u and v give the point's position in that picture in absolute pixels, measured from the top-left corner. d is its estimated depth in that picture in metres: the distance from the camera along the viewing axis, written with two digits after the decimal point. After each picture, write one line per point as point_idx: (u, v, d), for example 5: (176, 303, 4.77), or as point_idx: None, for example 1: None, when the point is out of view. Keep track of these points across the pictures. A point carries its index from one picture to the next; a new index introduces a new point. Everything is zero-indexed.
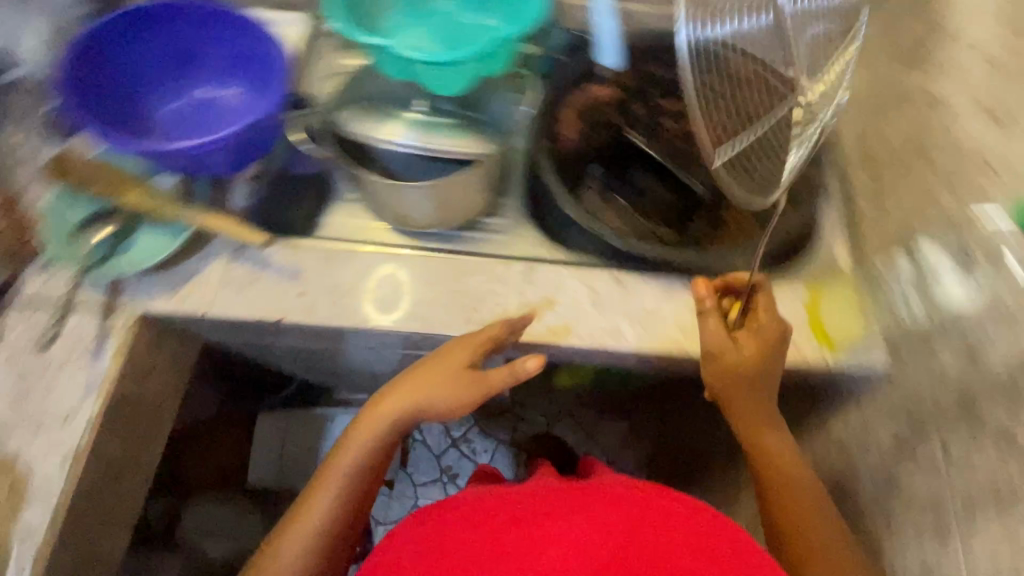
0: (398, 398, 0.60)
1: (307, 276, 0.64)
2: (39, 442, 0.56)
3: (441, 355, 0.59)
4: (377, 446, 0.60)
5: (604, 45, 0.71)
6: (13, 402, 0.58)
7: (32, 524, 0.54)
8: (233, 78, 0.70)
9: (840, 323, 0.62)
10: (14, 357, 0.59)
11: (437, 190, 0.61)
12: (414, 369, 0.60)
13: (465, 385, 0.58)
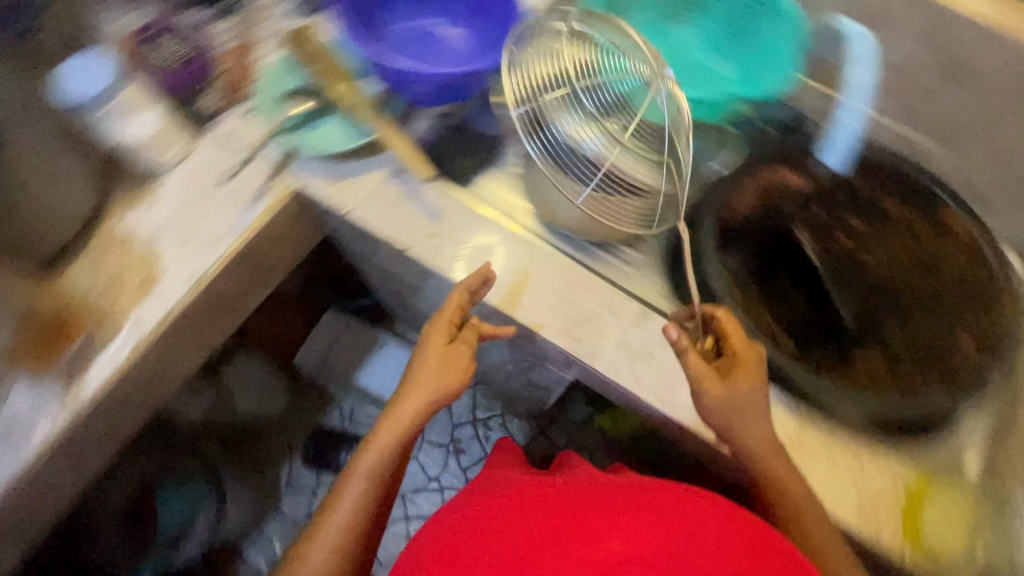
0: (408, 401, 0.63)
1: (445, 221, 0.67)
2: (180, 253, 0.64)
3: (431, 336, 0.64)
4: (398, 442, 0.63)
5: (837, 144, 0.71)
6: (176, 212, 0.66)
7: (147, 316, 0.61)
8: (466, 23, 0.75)
9: (937, 528, 0.56)
10: (192, 177, 0.67)
11: (595, 202, 0.62)
12: (415, 366, 0.64)
13: (459, 353, 0.64)
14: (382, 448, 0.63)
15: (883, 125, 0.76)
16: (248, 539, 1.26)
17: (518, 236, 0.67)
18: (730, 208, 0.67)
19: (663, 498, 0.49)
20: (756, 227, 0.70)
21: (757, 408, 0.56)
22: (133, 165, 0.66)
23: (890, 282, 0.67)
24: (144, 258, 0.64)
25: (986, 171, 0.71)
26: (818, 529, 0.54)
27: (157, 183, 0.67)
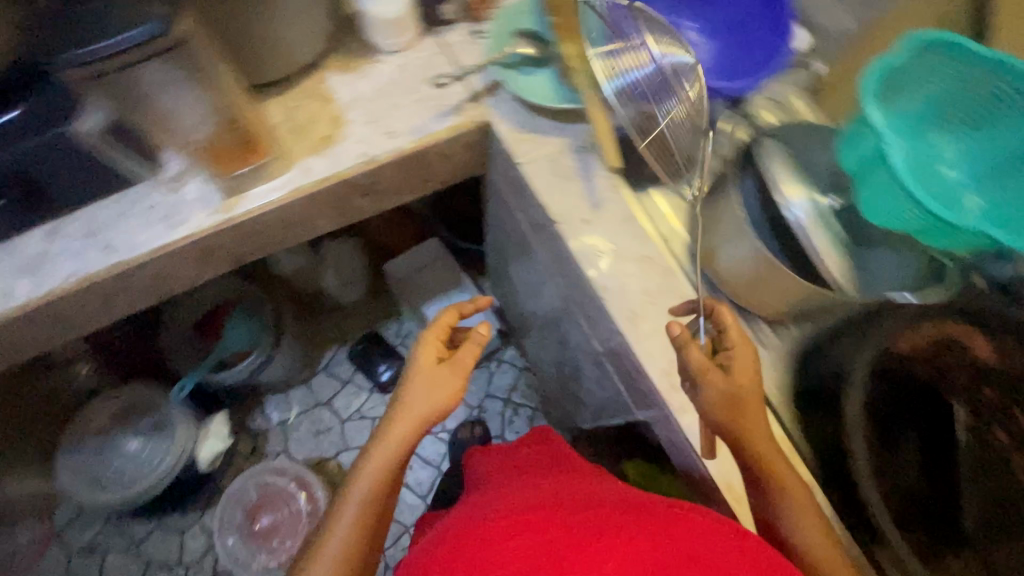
0: (393, 425, 0.65)
1: (605, 214, 0.65)
2: (363, 128, 0.67)
3: (420, 358, 0.68)
4: (393, 463, 0.65)
5: None
6: (375, 92, 0.69)
7: (313, 170, 0.65)
8: (719, 35, 0.68)
9: None
10: (403, 70, 0.70)
11: (766, 269, 0.56)
12: (403, 387, 0.67)
13: (446, 369, 0.67)
14: (374, 471, 0.64)
15: None
16: (276, 393, 1.37)
17: (666, 262, 0.64)
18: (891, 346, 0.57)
19: (671, 516, 0.52)
20: (903, 377, 0.58)
21: (756, 405, 0.55)
22: (363, 35, 0.70)
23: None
24: (335, 119, 0.67)
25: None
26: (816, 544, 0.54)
27: (374, 60, 0.70)
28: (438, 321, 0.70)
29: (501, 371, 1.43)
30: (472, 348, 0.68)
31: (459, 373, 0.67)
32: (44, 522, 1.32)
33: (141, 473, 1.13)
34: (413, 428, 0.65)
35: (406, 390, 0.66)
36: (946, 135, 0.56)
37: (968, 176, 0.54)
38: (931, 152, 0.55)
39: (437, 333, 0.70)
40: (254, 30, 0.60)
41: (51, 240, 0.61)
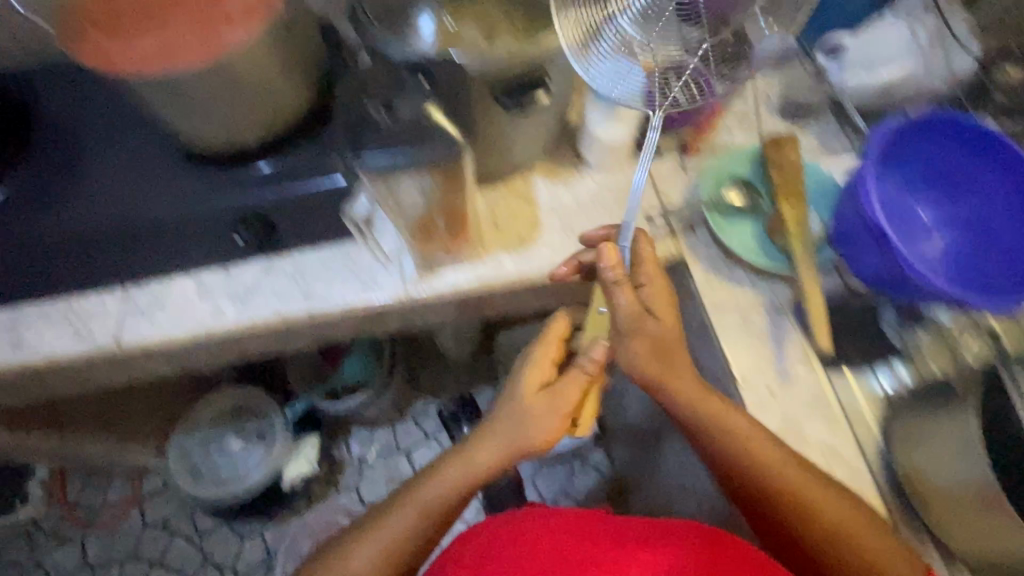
0: (483, 453, 0.63)
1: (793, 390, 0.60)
2: (557, 237, 0.68)
3: (526, 388, 0.63)
4: (473, 474, 0.63)
5: None
6: (576, 203, 0.70)
7: (502, 267, 0.67)
8: (956, 242, 0.63)
9: None
10: (605, 188, 0.71)
11: None
12: (502, 413, 0.64)
13: (551, 406, 0.62)
14: (449, 475, 0.63)
15: None
16: (362, 429, 1.39)
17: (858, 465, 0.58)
18: None
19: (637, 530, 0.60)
20: None
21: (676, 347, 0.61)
22: (574, 149, 0.72)
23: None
24: (532, 221, 0.69)
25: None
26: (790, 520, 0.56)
27: (579, 173, 0.72)
28: (551, 330, 0.65)
29: (585, 473, 1.35)
30: (581, 381, 0.62)
31: (566, 408, 0.62)
32: (133, 485, 1.41)
33: (234, 475, 1.18)
34: (499, 462, 0.63)
35: (504, 401, 0.64)
36: None
37: None
38: None
39: (547, 351, 0.64)
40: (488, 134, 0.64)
41: (265, 274, 0.67)
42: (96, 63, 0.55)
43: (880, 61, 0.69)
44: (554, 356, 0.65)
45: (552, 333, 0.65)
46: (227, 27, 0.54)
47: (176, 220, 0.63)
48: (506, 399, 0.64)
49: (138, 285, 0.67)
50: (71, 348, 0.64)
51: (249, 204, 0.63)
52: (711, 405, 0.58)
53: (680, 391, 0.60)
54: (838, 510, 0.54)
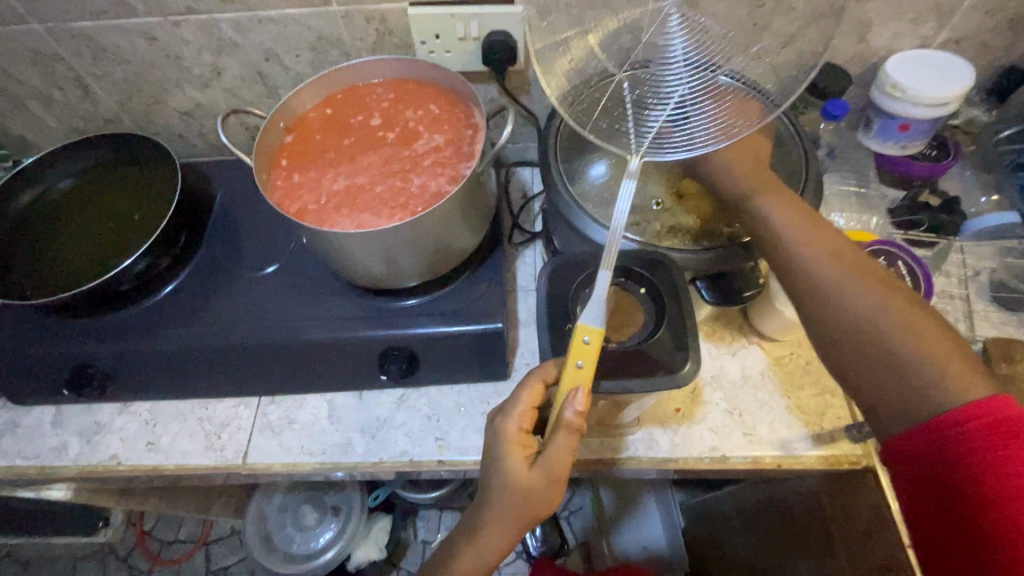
0: (495, 531, 0.55)
1: None
2: (722, 417, 0.60)
3: (510, 466, 0.52)
4: (478, 564, 0.56)
5: None
6: (742, 379, 0.62)
7: (655, 443, 0.59)
8: None
9: None
10: (777, 365, 0.63)
11: None
12: (488, 500, 0.54)
13: (545, 478, 0.52)
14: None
15: None
16: (434, 511, 1.33)
17: None
18: None
19: None
20: None
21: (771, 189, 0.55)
22: (745, 312, 0.65)
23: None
24: (693, 392, 0.62)
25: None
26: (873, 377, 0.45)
27: (749, 340, 0.65)
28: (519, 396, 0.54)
29: None
30: (568, 447, 0.51)
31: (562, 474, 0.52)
32: (204, 527, 1.42)
33: (311, 550, 1.16)
34: (519, 531, 0.55)
35: (490, 484, 0.54)
36: None
37: None
38: None
39: (520, 422, 0.54)
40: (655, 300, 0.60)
41: (398, 406, 0.64)
42: (290, 210, 0.54)
43: None
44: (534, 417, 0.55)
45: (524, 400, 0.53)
46: (428, 173, 0.55)
47: (322, 344, 0.60)
48: (491, 482, 0.53)
49: (273, 399, 0.66)
50: (206, 461, 0.63)
51: (396, 337, 0.60)
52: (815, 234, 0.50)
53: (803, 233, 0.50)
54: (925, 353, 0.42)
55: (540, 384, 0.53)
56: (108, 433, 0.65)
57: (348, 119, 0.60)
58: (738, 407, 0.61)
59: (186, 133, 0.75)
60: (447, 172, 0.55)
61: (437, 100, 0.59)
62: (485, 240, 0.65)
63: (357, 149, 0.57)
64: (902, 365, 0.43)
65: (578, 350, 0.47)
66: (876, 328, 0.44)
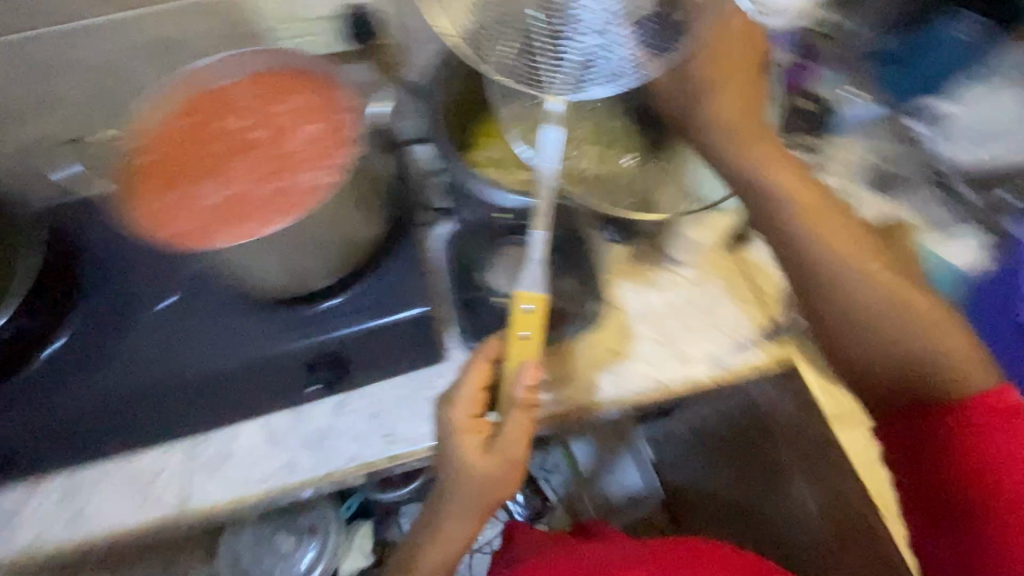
0: (455, 519, 0.56)
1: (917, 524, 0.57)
2: (655, 349, 0.62)
3: (465, 452, 0.54)
4: (450, 545, 0.56)
5: None
6: (666, 309, 0.64)
7: (599, 389, 0.61)
8: None
9: None
10: (697, 288, 0.65)
11: None
12: (446, 489, 0.55)
13: (499, 462, 0.53)
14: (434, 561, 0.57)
15: None
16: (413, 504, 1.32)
17: None
18: None
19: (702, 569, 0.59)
20: None
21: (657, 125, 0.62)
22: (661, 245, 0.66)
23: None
24: (624, 330, 0.63)
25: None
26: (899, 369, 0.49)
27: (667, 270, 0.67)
28: (468, 380, 0.54)
29: None
30: (524, 426, 0.53)
31: (517, 456, 0.54)
32: None
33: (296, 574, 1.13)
34: (478, 519, 0.56)
35: (449, 474, 0.55)
36: None
37: None
38: None
39: (471, 408, 0.55)
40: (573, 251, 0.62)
41: (337, 413, 0.62)
42: (164, 236, 0.50)
43: (972, 144, 0.67)
44: (483, 402, 0.55)
45: (473, 380, 0.55)
46: (307, 170, 0.51)
47: (239, 369, 0.57)
48: (451, 471, 0.55)
49: (202, 437, 0.62)
50: (142, 521, 0.59)
51: (317, 345, 0.57)
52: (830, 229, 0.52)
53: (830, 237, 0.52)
54: (927, 333, 0.48)
55: (485, 363, 0.55)
56: (24, 517, 0.59)
57: (211, 125, 0.54)
58: (668, 336, 0.63)
59: (32, 173, 0.67)
60: (330, 166, 0.51)
61: (311, 90, 0.55)
62: (391, 219, 0.61)
63: (226, 156, 0.53)
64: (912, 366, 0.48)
65: (528, 320, 0.50)
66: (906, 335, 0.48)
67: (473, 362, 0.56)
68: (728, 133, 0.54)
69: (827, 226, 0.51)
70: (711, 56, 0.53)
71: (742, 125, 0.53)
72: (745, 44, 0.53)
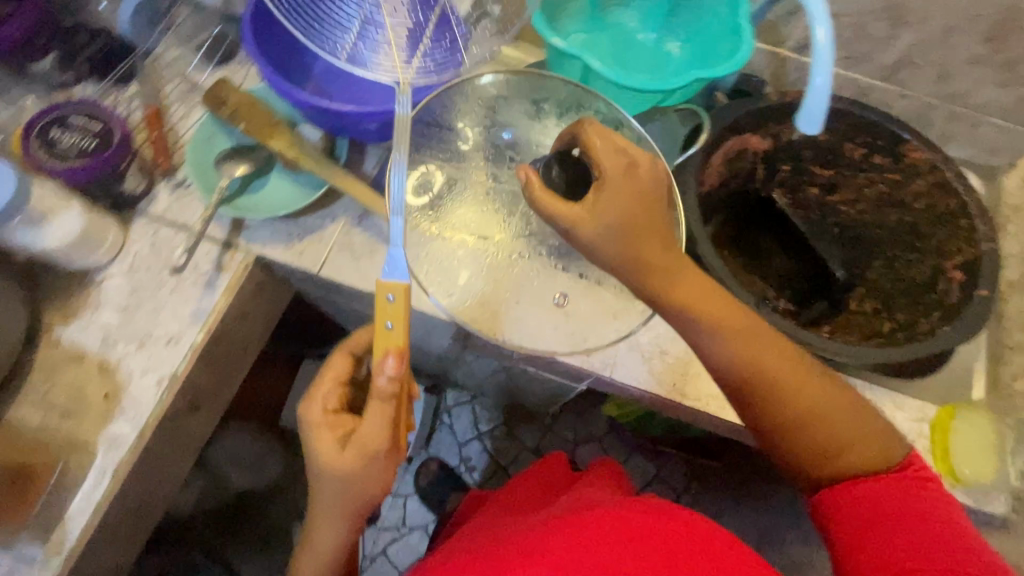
0: (327, 515, 0.54)
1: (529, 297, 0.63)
2: (142, 356, 0.57)
3: (318, 449, 0.51)
4: None
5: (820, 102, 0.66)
6: (125, 314, 0.59)
7: (120, 435, 0.55)
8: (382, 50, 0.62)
9: (975, 459, 0.60)
10: (135, 270, 0.60)
11: None
12: (319, 495, 0.53)
13: (354, 459, 0.50)
14: None
15: (861, 87, 0.70)
16: None
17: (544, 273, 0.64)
18: (719, 185, 0.69)
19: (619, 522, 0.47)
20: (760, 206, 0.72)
21: None
22: (61, 270, 0.59)
23: (884, 232, 0.71)
24: (103, 370, 0.57)
25: (943, 113, 0.69)
26: (769, 368, 0.48)
27: (92, 283, 0.60)
28: (330, 365, 0.54)
29: (457, 416, 1.35)
30: (384, 422, 0.49)
31: (375, 451, 0.49)
32: None
33: None
34: (350, 517, 0.54)
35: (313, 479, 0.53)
36: (611, 26, 0.64)
37: (648, 36, 0.64)
38: (609, 48, 0.63)
39: (325, 404, 0.53)
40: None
41: None
42: None
43: None
44: (340, 399, 0.55)
45: (328, 377, 0.54)
46: None
47: None
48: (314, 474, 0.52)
49: None
50: None
51: None
52: (693, 295, 0.48)
53: (699, 300, 0.48)
54: (805, 377, 0.49)
55: (346, 357, 0.55)
56: None
57: None
58: (150, 334, 0.58)
59: None
60: None
61: None
62: None
63: None
64: (770, 380, 0.48)
65: (386, 312, 0.45)
66: (775, 369, 0.48)
67: (333, 356, 0.55)
68: (586, 224, 0.46)
69: (726, 314, 0.48)
70: (611, 188, 0.46)
71: (655, 260, 0.47)
72: (636, 168, 0.48)
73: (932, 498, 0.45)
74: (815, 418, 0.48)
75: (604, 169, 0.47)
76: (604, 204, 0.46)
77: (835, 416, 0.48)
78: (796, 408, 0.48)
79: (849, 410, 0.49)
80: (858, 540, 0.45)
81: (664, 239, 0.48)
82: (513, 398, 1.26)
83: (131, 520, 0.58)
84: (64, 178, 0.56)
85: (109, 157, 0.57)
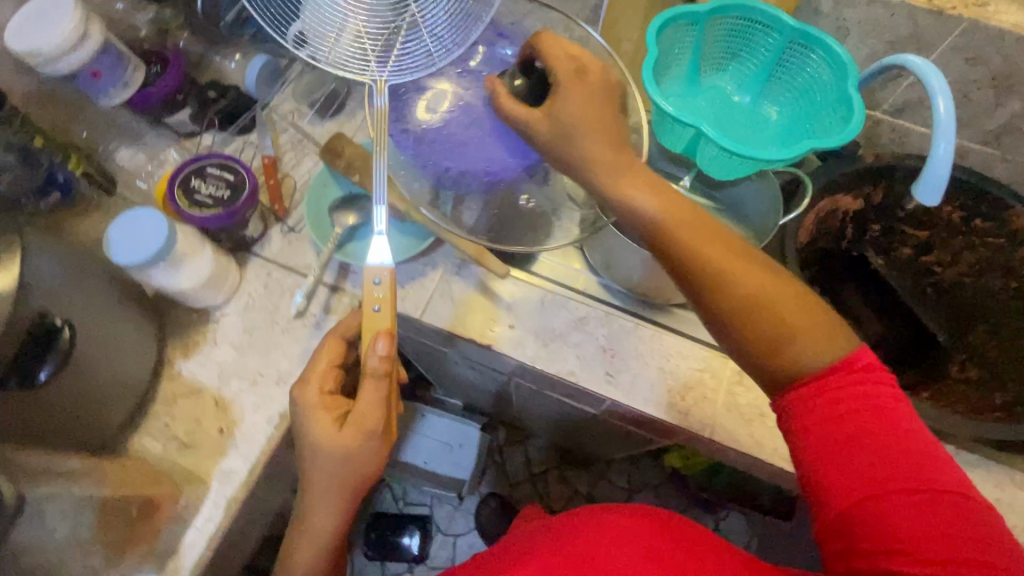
0: (322, 503, 0.54)
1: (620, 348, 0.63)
2: (254, 394, 0.60)
3: (317, 430, 0.52)
4: None
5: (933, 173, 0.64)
6: (239, 352, 0.62)
7: (233, 470, 0.57)
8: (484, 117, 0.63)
9: None
10: (250, 310, 0.64)
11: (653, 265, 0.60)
12: (314, 478, 0.53)
13: (352, 437, 0.51)
14: None
15: (960, 151, 0.69)
16: None
17: (638, 326, 0.64)
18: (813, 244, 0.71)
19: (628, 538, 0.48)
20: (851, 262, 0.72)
21: None
22: (185, 307, 0.63)
23: (984, 294, 0.69)
24: (218, 405, 0.60)
25: None
26: (718, 264, 0.44)
27: (209, 321, 0.63)
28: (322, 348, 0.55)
29: (509, 454, 1.34)
30: (381, 400, 0.51)
31: (371, 427, 0.51)
32: None
33: None
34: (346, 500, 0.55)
35: (302, 454, 0.53)
36: (708, 88, 0.66)
37: (745, 100, 0.65)
38: (708, 109, 0.65)
39: (321, 386, 0.54)
40: (18, 386, 0.44)
41: None
42: None
43: None
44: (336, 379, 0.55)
45: (323, 360, 0.55)
46: None
47: None
48: (304, 450, 0.53)
49: None
50: None
51: None
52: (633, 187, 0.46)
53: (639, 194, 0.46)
54: (757, 276, 0.43)
55: (336, 340, 0.56)
56: None
57: None
58: (262, 373, 0.61)
59: None
60: None
61: None
62: None
63: None
64: (721, 280, 0.43)
65: (374, 295, 0.49)
66: (727, 266, 0.44)
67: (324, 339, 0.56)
68: (539, 125, 0.48)
69: (674, 208, 0.45)
70: (566, 90, 0.48)
71: (601, 154, 0.47)
72: (585, 72, 0.49)
73: (899, 406, 0.40)
74: (769, 311, 0.43)
75: (556, 71, 0.49)
76: (561, 109, 0.47)
77: (802, 324, 0.42)
78: (755, 314, 0.43)
79: (818, 322, 0.42)
80: (824, 458, 0.39)
81: (611, 138, 0.47)
82: (569, 441, 1.25)
83: (231, 553, 0.60)
84: (197, 225, 0.61)
85: (236, 206, 0.62)
